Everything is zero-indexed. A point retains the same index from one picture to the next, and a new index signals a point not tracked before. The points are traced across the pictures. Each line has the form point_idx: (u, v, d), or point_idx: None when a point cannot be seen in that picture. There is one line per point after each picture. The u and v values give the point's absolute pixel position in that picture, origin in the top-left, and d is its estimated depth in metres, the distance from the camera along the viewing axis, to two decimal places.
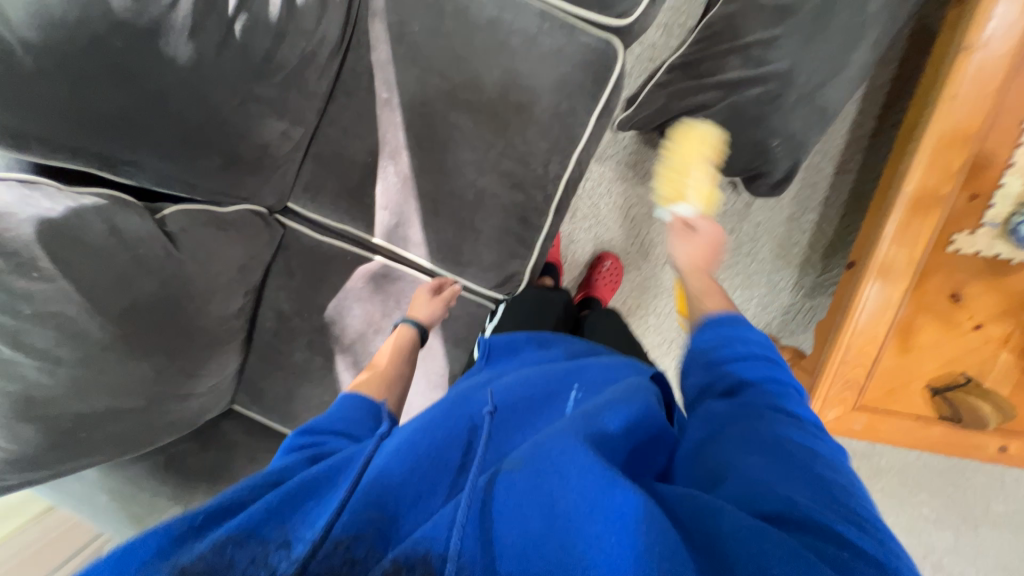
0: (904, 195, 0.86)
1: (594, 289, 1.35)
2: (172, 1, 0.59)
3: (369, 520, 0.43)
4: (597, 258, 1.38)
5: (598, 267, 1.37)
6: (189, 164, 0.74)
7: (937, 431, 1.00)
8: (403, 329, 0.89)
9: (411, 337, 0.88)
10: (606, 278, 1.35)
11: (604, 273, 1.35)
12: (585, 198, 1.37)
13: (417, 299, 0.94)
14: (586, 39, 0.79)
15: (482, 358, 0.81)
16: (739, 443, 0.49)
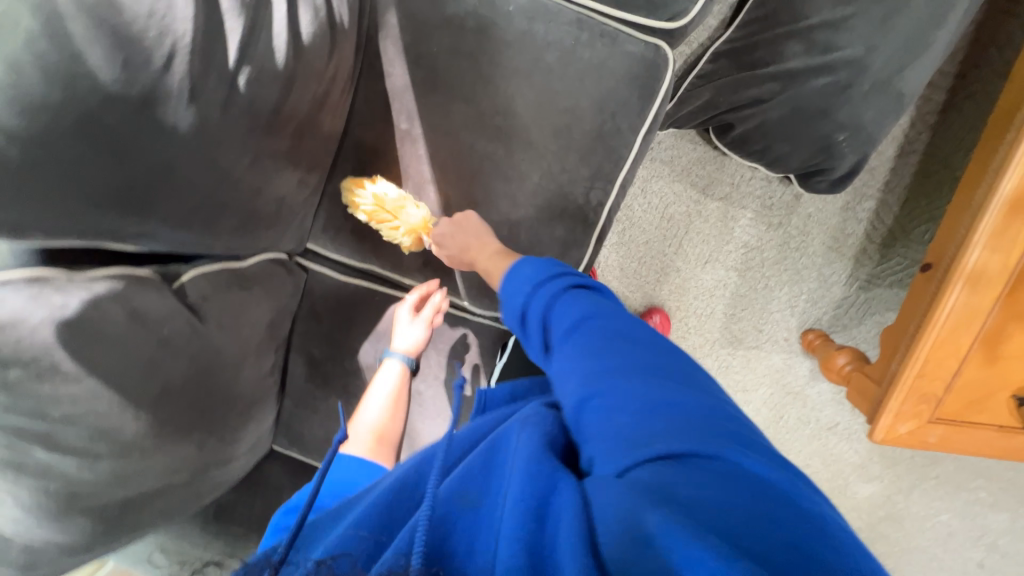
0: (1003, 194, 0.76)
1: None
2: (165, 62, 0.50)
3: (354, 542, 0.42)
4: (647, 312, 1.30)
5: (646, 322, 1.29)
6: (203, 228, 0.67)
7: (1020, 440, 0.94)
8: (394, 365, 0.86)
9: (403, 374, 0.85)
10: None
11: None
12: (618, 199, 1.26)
13: (410, 332, 0.86)
14: (630, 47, 0.69)
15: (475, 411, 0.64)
16: (611, 395, 0.47)
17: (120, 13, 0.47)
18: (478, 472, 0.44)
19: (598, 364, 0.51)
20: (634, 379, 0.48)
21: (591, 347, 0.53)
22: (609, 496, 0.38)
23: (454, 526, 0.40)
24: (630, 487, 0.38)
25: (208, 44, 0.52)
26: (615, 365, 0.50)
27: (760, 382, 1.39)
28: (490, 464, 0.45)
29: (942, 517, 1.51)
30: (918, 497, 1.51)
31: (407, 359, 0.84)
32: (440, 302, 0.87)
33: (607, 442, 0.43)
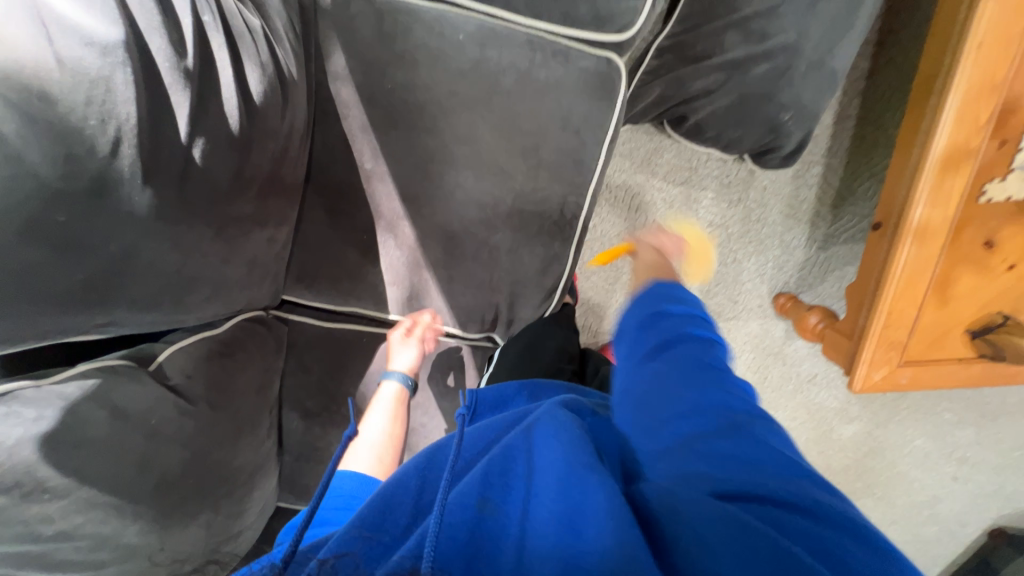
0: (934, 154, 0.82)
1: None
2: (111, 147, 0.46)
3: (358, 541, 0.45)
4: None
5: None
6: (176, 305, 0.63)
7: (978, 368, 1.03)
8: (391, 389, 0.82)
9: (401, 395, 0.82)
10: None
11: None
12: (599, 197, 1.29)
13: (393, 346, 0.84)
14: (583, 62, 0.70)
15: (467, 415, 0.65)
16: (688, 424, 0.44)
17: (54, 106, 0.42)
18: (492, 477, 0.45)
19: (673, 392, 0.47)
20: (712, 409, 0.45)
21: (681, 373, 0.48)
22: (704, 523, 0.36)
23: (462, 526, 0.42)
24: (726, 511, 0.36)
25: (156, 123, 0.48)
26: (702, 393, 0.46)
27: (742, 350, 1.47)
28: (502, 465, 0.46)
29: (917, 442, 1.64)
30: (894, 427, 1.63)
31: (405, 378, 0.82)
32: (432, 320, 0.86)
33: (686, 469, 0.41)
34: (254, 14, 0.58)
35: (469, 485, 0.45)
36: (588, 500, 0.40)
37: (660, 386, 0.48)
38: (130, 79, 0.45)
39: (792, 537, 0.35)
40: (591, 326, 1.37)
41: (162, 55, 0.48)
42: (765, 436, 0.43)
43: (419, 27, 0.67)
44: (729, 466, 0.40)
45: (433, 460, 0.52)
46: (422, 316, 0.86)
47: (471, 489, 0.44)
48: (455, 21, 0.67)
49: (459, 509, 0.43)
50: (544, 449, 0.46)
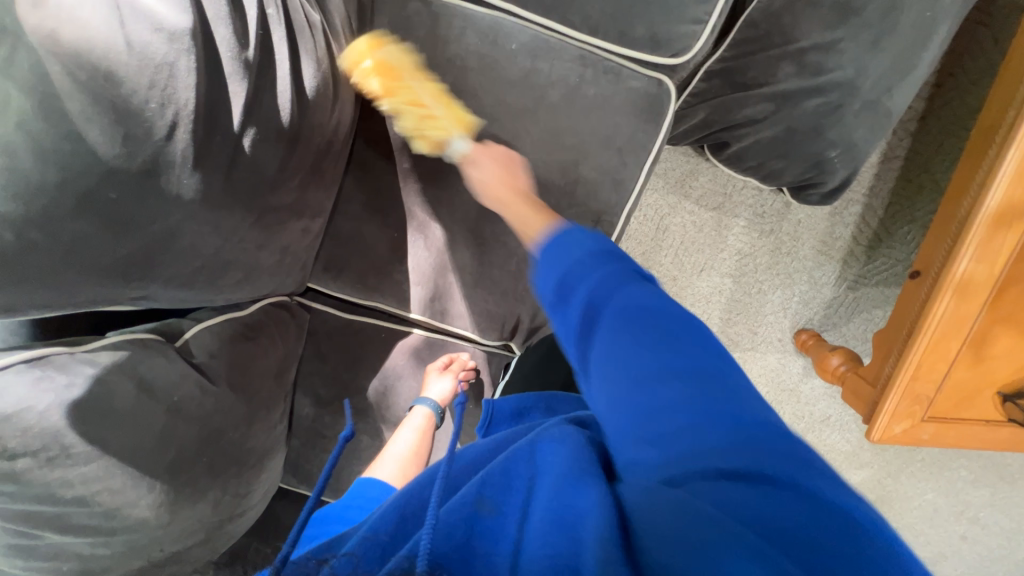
0: (987, 209, 0.79)
1: None
2: (167, 131, 0.46)
3: (359, 541, 0.40)
4: None
5: None
6: (208, 285, 0.64)
7: (1005, 432, 0.99)
8: (419, 415, 0.83)
9: (428, 422, 0.83)
10: None
11: None
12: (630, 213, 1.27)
13: (428, 377, 0.87)
14: (633, 83, 0.69)
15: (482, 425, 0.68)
16: (642, 400, 0.40)
17: (119, 86, 0.43)
18: (495, 476, 0.41)
19: (621, 366, 0.42)
20: (662, 378, 0.40)
21: (627, 340, 0.43)
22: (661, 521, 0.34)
23: (465, 534, 0.38)
24: (681, 504, 0.34)
25: (212, 109, 0.49)
26: (654, 361, 0.42)
27: (757, 383, 1.44)
28: (509, 471, 0.42)
29: (928, 496, 1.60)
30: (905, 478, 1.59)
31: (436, 407, 0.83)
32: (468, 361, 0.89)
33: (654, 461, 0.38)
34: (314, 10, 0.60)
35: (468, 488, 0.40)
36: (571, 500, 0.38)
37: (608, 361, 0.43)
38: (193, 66, 0.46)
39: (780, 527, 0.32)
40: None
41: (224, 43, 0.49)
42: (740, 403, 0.40)
43: (473, 34, 0.67)
44: (692, 446, 0.37)
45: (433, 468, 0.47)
46: (459, 354, 0.89)
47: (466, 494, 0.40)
48: (510, 30, 0.66)
49: (459, 509, 0.39)
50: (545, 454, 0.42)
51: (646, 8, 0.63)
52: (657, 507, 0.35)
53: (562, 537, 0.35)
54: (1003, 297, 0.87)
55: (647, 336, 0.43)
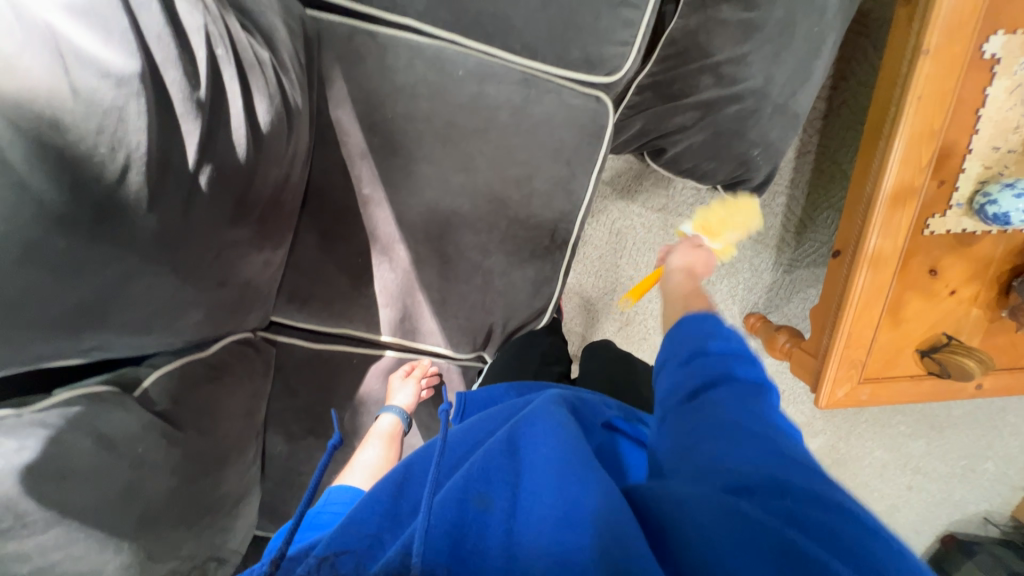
0: (883, 192, 0.91)
1: None
2: (120, 174, 0.46)
3: (358, 539, 0.43)
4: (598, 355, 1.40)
5: None
6: (169, 328, 0.62)
7: (928, 384, 1.11)
8: (388, 422, 0.84)
9: (398, 428, 0.83)
10: None
11: None
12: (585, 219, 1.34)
13: (391, 385, 0.88)
14: (573, 100, 0.74)
15: (455, 414, 0.70)
16: (706, 434, 0.47)
17: (65, 134, 0.42)
18: (484, 468, 0.45)
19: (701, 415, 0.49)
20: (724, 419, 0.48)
21: (716, 396, 0.51)
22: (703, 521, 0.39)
23: (463, 528, 0.42)
24: (728, 505, 0.39)
25: (165, 150, 0.49)
26: (728, 407, 0.49)
27: None
28: (495, 464, 0.46)
29: (876, 453, 1.76)
30: (855, 439, 1.74)
31: (403, 413, 0.84)
32: (430, 368, 0.90)
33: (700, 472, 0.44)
34: (264, 47, 0.58)
35: (455, 484, 0.44)
36: (581, 494, 0.41)
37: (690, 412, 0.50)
38: (143, 108, 0.45)
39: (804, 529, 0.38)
40: (576, 343, 1.42)
41: (173, 81, 0.48)
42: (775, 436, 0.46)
43: (419, 62, 0.70)
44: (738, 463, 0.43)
45: (422, 459, 0.51)
46: (420, 360, 0.90)
47: (457, 489, 0.44)
48: (454, 57, 0.70)
49: (453, 504, 0.43)
50: (538, 442, 0.47)
51: (577, 33, 0.69)
52: (702, 506, 0.40)
53: (568, 535, 0.39)
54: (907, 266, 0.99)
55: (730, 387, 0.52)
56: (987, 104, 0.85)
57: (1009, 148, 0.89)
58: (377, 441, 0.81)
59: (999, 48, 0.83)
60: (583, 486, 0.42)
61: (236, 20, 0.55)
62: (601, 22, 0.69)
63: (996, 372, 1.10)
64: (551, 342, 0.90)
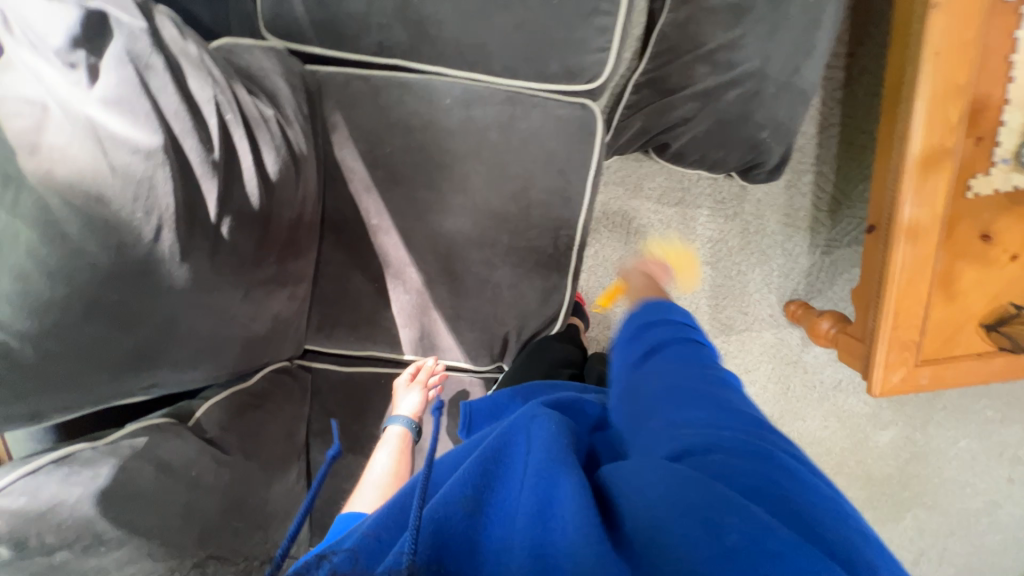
0: (911, 156, 0.85)
1: None
2: (154, 234, 0.54)
3: (357, 541, 0.41)
4: None
5: None
6: (211, 363, 0.70)
7: (1000, 361, 1.00)
8: (395, 433, 0.82)
9: (405, 438, 0.82)
10: None
11: None
12: (599, 223, 1.34)
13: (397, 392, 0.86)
14: (559, 110, 0.76)
15: (463, 425, 0.75)
16: (655, 413, 0.51)
17: (107, 205, 0.50)
18: (478, 473, 0.45)
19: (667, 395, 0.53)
20: (668, 397, 0.53)
21: (663, 374, 0.56)
22: (649, 496, 0.40)
23: (455, 530, 0.41)
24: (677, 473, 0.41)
25: (191, 208, 0.56)
26: (670, 379, 0.55)
27: (759, 361, 1.51)
28: (489, 467, 0.46)
29: (961, 443, 1.64)
30: (933, 428, 1.63)
31: (411, 422, 0.82)
32: (436, 365, 0.88)
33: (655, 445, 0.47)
34: (268, 105, 0.65)
35: (451, 487, 0.43)
36: (550, 491, 0.41)
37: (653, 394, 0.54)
38: (168, 175, 0.53)
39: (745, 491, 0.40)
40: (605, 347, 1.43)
41: (192, 149, 0.55)
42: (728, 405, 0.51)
43: (410, 98, 0.75)
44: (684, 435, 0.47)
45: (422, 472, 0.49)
46: (425, 361, 0.89)
47: (451, 492, 0.43)
48: (441, 88, 0.75)
49: (446, 505, 0.42)
50: (522, 449, 0.48)
51: (553, 48, 0.71)
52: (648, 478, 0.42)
53: (541, 527, 0.39)
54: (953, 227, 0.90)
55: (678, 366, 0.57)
56: (1020, 49, 0.78)
57: None
58: (387, 454, 0.79)
59: None
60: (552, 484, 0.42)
61: (243, 86, 0.63)
62: (575, 34, 0.71)
63: None
64: (567, 348, 0.91)
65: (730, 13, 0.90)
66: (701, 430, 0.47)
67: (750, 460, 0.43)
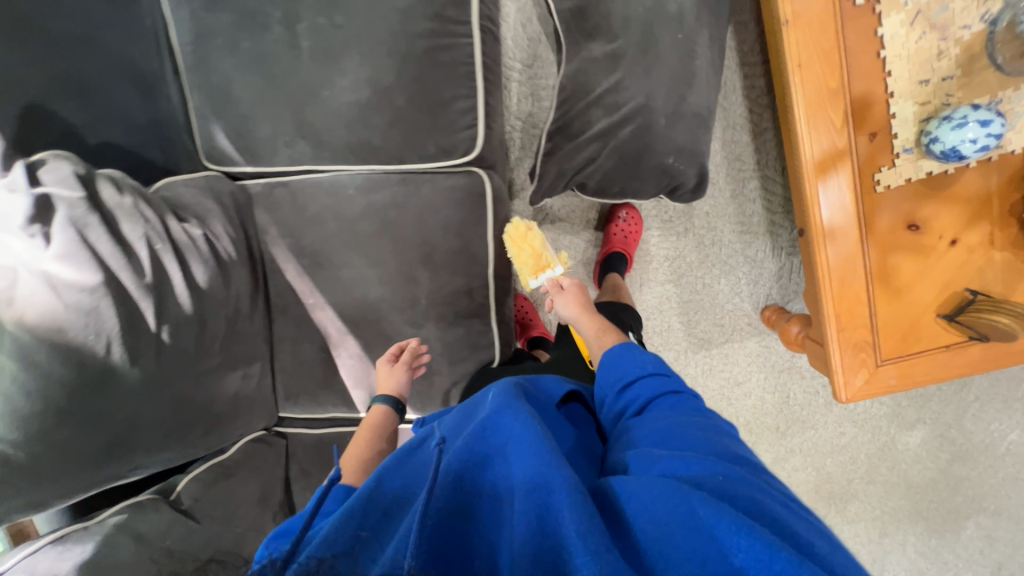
0: (807, 161, 0.85)
1: (615, 243, 1.31)
2: (106, 350, 0.68)
3: (353, 540, 0.46)
4: (612, 210, 1.34)
5: (616, 220, 1.33)
6: (180, 443, 0.82)
7: (974, 352, 0.93)
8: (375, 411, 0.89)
9: (382, 414, 0.87)
10: (624, 230, 1.31)
11: (622, 225, 1.32)
12: None
13: (381, 373, 0.91)
14: (447, 182, 0.85)
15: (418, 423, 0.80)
16: (661, 442, 0.56)
17: (65, 334, 0.65)
18: (467, 473, 0.51)
19: (666, 433, 0.57)
20: (675, 426, 0.58)
21: (668, 412, 0.62)
22: (658, 503, 0.45)
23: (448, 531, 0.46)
24: (673, 487, 0.46)
25: (132, 324, 0.70)
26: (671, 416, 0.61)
27: (749, 371, 1.46)
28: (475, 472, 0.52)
29: (1012, 437, 1.48)
30: (971, 421, 1.49)
31: (388, 399, 0.87)
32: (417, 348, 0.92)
33: (654, 461, 0.52)
34: (197, 226, 0.80)
35: (443, 489, 0.49)
36: (556, 494, 0.45)
37: (659, 429, 0.58)
38: (109, 302, 0.67)
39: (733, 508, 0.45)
40: None
41: (128, 278, 0.70)
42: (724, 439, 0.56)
43: (320, 194, 0.88)
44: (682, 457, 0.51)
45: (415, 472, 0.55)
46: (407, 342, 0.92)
47: (443, 492, 0.49)
48: (344, 182, 0.87)
49: (442, 503, 0.48)
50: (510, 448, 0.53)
51: (426, 133, 0.81)
52: (646, 489, 0.47)
53: (543, 533, 0.43)
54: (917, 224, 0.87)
55: (683, 407, 0.63)
56: (887, 45, 0.78)
57: (942, 77, 0.79)
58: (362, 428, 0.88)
59: None
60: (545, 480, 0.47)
61: (173, 216, 0.78)
62: (442, 118, 0.80)
63: None
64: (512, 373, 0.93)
65: (608, 61, 0.97)
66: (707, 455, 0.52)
67: (749, 488, 0.48)
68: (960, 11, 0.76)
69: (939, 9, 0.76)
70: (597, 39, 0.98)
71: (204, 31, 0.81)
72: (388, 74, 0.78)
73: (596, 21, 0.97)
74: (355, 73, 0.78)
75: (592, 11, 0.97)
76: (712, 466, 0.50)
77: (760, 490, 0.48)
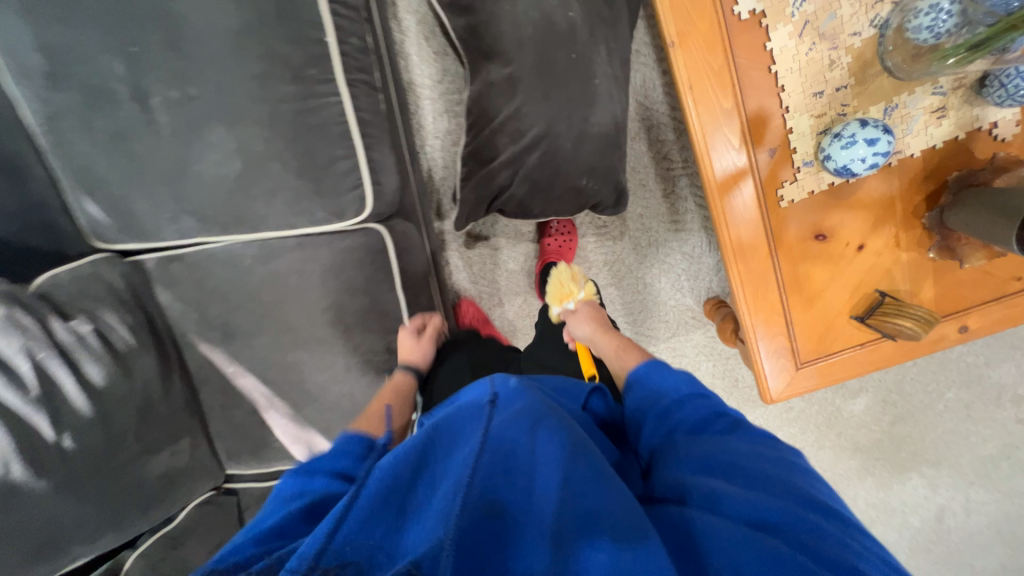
0: (710, 181, 0.83)
1: (550, 254, 1.29)
2: (4, 471, 0.67)
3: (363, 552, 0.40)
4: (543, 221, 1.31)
5: (547, 231, 1.30)
6: (118, 525, 0.81)
7: (887, 347, 0.95)
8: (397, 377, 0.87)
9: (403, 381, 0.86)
10: (557, 239, 1.29)
11: (554, 235, 1.29)
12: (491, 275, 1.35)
13: (402, 344, 0.91)
14: (344, 242, 0.83)
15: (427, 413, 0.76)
16: (719, 470, 0.49)
17: None
18: (497, 475, 0.47)
19: (727, 459, 0.50)
20: (735, 449, 0.51)
21: (723, 435, 0.54)
22: (740, 562, 0.39)
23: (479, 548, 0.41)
24: (755, 541, 0.40)
25: (27, 440, 0.69)
26: (732, 441, 0.53)
27: (698, 361, 1.46)
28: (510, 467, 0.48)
29: (949, 395, 1.57)
30: (910, 384, 1.57)
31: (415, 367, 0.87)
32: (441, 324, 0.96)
33: (717, 492, 0.46)
34: (85, 322, 0.79)
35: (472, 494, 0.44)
36: (603, 535, 0.41)
37: (718, 451, 0.51)
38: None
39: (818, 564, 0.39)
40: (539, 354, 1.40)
41: (12, 397, 0.70)
42: (794, 473, 0.49)
43: (217, 266, 0.85)
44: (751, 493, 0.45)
45: (436, 465, 0.48)
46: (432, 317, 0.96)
47: (474, 499, 0.44)
48: (239, 252, 0.83)
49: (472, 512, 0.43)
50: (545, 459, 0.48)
51: (311, 198, 0.77)
52: (720, 537, 0.41)
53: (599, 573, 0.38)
54: (825, 232, 0.86)
55: (736, 429, 0.56)
56: (777, 59, 0.75)
57: (836, 86, 0.76)
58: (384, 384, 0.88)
59: (753, 4, 0.73)
60: (597, 493, 0.46)
61: (56, 317, 0.77)
62: (324, 181, 0.76)
63: (976, 308, 0.91)
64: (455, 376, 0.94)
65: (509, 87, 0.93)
66: (777, 495, 0.45)
67: (836, 544, 0.41)
68: (849, 18, 0.74)
69: (827, 17, 0.73)
70: (494, 62, 0.93)
71: (52, 113, 0.75)
72: (257, 143, 0.73)
73: (489, 43, 0.92)
74: (223, 145, 0.74)
75: (484, 34, 0.93)
76: (792, 509, 0.44)
77: (848, 543, 0.42)
